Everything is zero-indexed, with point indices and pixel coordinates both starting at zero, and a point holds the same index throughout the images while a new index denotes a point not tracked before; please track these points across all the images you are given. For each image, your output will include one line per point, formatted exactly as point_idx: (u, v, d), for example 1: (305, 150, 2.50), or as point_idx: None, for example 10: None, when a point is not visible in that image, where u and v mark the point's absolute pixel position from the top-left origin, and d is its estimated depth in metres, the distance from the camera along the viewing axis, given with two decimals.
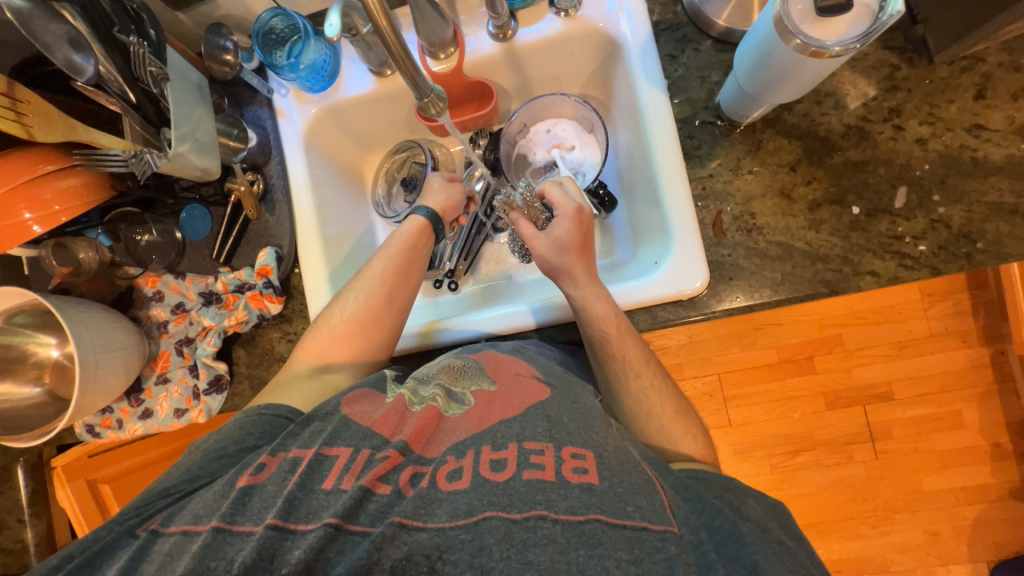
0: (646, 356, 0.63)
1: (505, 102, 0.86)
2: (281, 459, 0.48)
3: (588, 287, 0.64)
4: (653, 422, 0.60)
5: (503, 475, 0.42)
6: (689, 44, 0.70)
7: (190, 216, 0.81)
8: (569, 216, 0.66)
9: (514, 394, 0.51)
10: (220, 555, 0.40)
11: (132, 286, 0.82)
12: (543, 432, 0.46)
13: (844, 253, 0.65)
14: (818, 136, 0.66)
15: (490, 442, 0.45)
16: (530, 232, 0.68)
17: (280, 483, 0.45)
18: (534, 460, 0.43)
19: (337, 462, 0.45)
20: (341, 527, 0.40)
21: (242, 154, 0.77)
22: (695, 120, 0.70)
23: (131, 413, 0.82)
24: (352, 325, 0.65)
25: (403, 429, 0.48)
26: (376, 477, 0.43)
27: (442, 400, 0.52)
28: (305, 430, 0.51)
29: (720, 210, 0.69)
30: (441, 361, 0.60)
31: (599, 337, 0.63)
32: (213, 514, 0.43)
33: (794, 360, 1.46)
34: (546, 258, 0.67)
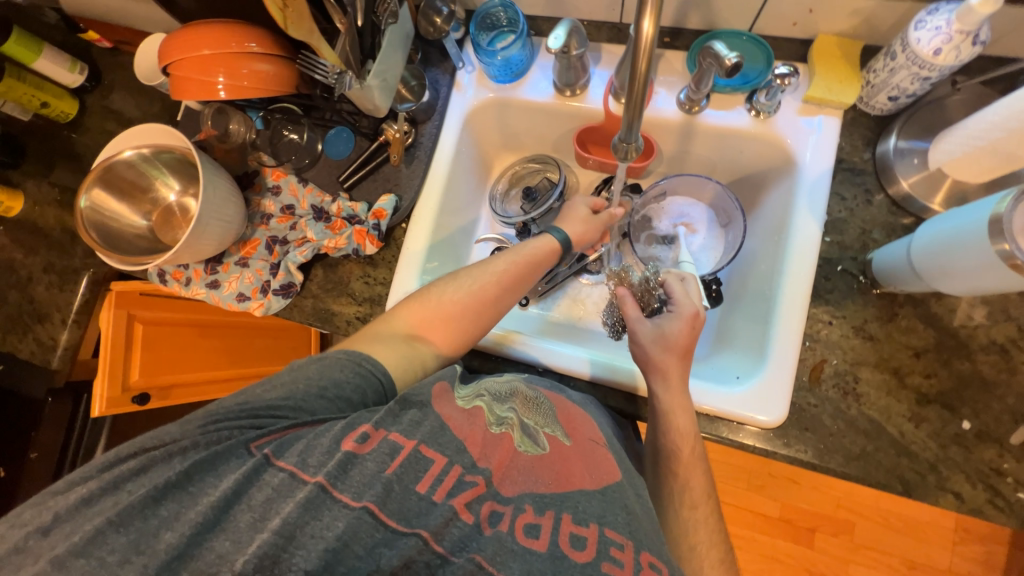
0: (709, 491, 0.60)
1: (654, 164, 0.87)
2: (382, 438, 0.48)
3: (676, 392, 0.64)
4: (692, 561, 0.56)
5: (582, 556, 0.42)
6: (863, 193, 0.70)
7: (337, 136, 0.87)
8: (686, 318, 0.66)
9: (591, 463, 0.52)
10: (317, 516, 0.41)
11: (258, 171, 0.88)
12: (622, 525, 0.45)
13: (935, 460, 0.61)
14: (956, 336, 0.64)
15: (571, 513, 0.45)
16: (636, 314, 0.68)
17: (379, 464, 0.45)
18: (613, 553, 0.42)
19: (431, 467, 0.46)
20: (428, 543, 0.41)
21: (408, 105, 0.82)
22: (838, 265, 0.69)
23: (202, 277, 0.86)
24: (458, 308, 0.64)
25: (490, 457, 0.49)
26: (464, 502, 0.44)
27: (518, 434, 0.52)
28: (399, 412, 0.51)
29: (824, 359, 0.66)
30: (514, 385, 0.61)
31: (669, 448, 0.62)
32: (320, 469, 0.44)
33: (794, 525, 1.40)
34: (643, 347, 0.66)
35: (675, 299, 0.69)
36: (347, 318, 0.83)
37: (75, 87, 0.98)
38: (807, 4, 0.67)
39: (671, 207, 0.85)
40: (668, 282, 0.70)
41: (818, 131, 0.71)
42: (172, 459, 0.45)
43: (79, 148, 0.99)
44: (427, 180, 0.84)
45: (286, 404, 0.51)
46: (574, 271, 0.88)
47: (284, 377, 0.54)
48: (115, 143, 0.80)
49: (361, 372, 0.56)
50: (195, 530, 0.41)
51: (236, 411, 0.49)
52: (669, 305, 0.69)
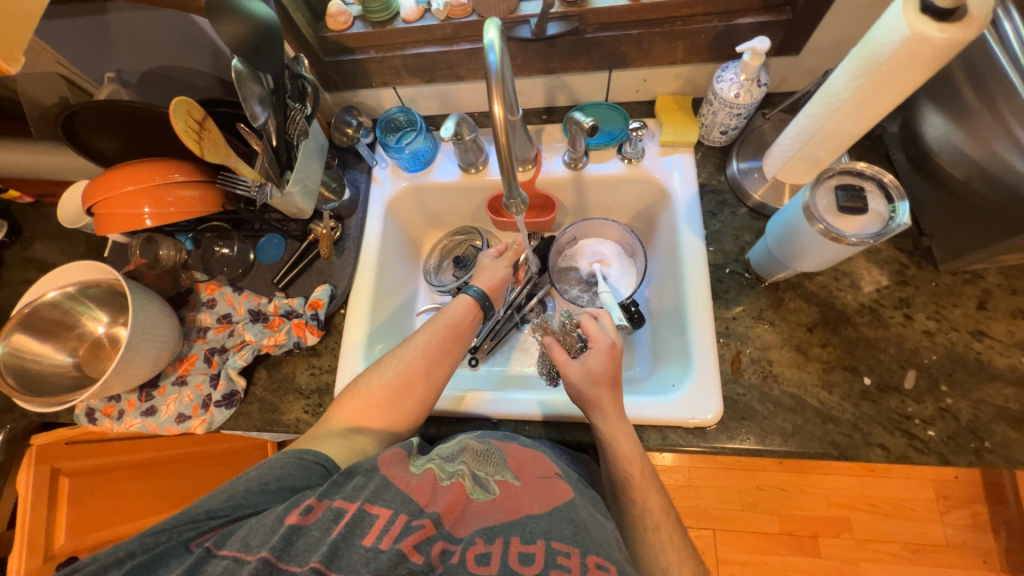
0: (666, 508, 0.66)
1: (561, 215, 0.99)
2: (326, 507, 0.49)
3: (613, 419, 0.68)
4: None
5: (532, 569, 0.45)
6: (728, 207, 0.83)
7: (268, 242, 0.92)
8: (604, 350, 0.71)
9: (539, 492, 0.55)
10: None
11: (192, 289, 0.90)
12: (569, 536, 0.49)
13: (854, 419, 0.68)
14: (834, 307, 0.74)
15: (519, 534, 0.48)
16: (563, 358, 0.72)
17: (324, 530, 0.47)
18: (560, 562, 0.46)
19: (377, 522, 0.47)
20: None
21: (331, 205, 0.90)
22: (726, 268, 0.80)
23: (136, 407, 0.83)
24: (397, 380, 0.68)
25: (438, 501, 0.51)
26: (412, 544, 0.45)
27: (468, 481, 0.55)
28: (344, 481, 0.53)
29: (739, 350, 0.74)
30: (465, 441, 0.63)
31: (621, 476, 0.66)
32: (263, 546, 0.45)
33: (797, 536, 1.38)
34: (577, 387, 0.70)
35: (591, 336, 0.74)
36: (296, 414, 0.81)
37: None
38: (642, 76, 0.85)
39: (584, 249, 0.95)
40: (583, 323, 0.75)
41: (679, 165, 0.86)
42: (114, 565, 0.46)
43: None
44: (360, 266, 0.90)
45: (230, 501, 0.52)
46: (514, 324, 0.94)
47: (231, 480, 0.55)
48: (37, 287, 0.80)
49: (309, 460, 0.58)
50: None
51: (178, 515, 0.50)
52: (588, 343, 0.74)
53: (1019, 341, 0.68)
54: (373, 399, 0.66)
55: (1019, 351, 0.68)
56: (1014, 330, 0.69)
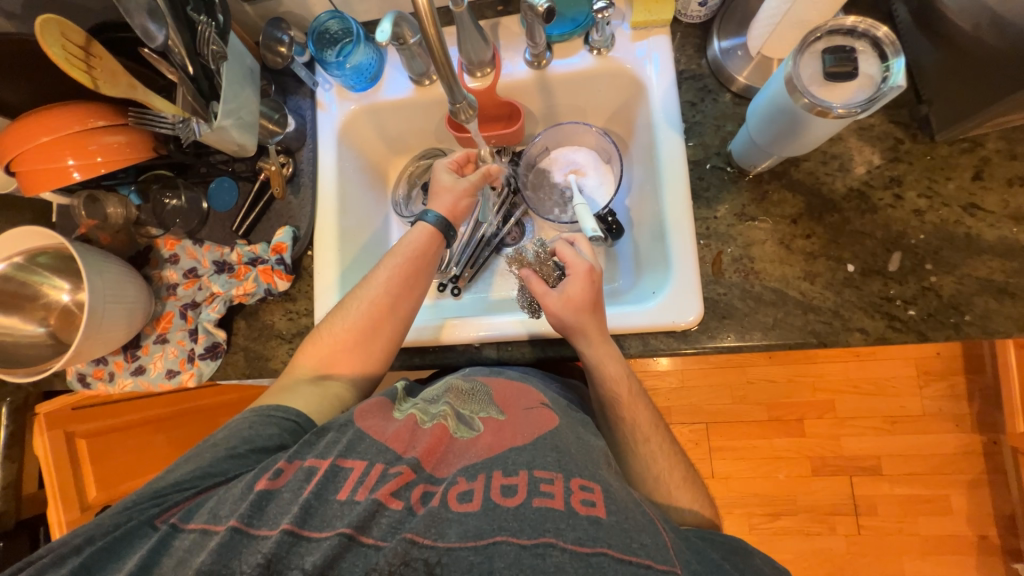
0: (655, 421, 0.68)
1: (531, 125, 0.91)
2: (297, 468, 0.51)
3: (600, 344, 0.67)
4: (661, 487, 0.63)
5: (513, 501, 0.45)
6: (709, 94, 0.76)
7: (219, 187, 0.86)
8: (583, 277, 0.68)
9: (524, 426, 0.55)
10: (235, 556, 0.44)
11: (151, 246, 0.85)
12: (552, 463, 0.50)
13: (835, 307, 0.67)
14: (821, 194, 0.70)
15: (501, 469, 0.49)
16: (542, 290, 0.69)
17: (295, 491, 0.48)
18: (543, 489, 0.46)
19: (351, 474, 0.49)
20: (354, 538, 0.43)
21: (277, 138, 0.82)
22: (707, 164, 0.74)
23: (125, 367, 0.83)
24: (362, 317, 0.68)
25: (416, 447, 0.53)
26: (389, 492, 0.47)
27: (451, 421, 0.56)
28: (317, 440, 0.55)
29: (720, 251, 0.71)
30: (450, 382, 0.65)
31: (610, 396, 0.67)
32: (231, 515, 0.47)
33: (783, 420, 1.47)
34: (559, 317, 0.67)
35: (567, 262, 0.70)
36: (281, 359, 0.82)
37: None
38: None
39: (557, 158, 0.89)
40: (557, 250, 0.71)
41: (654, 52, 0.76)
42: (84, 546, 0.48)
43: None
44: (320, 203, 0.84)
45: (196, 474, 0.53)
46: (493, 249, 0.92)
47: (198, 452, 0.57)
48: None
49: (273, 421, 0.59)
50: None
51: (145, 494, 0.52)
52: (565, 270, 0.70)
53: (1013, 210, 0.64)
54: (340, 342, 0.68)
55: (1012, 221, 0.64)
56: (1008, 199, 0.65)
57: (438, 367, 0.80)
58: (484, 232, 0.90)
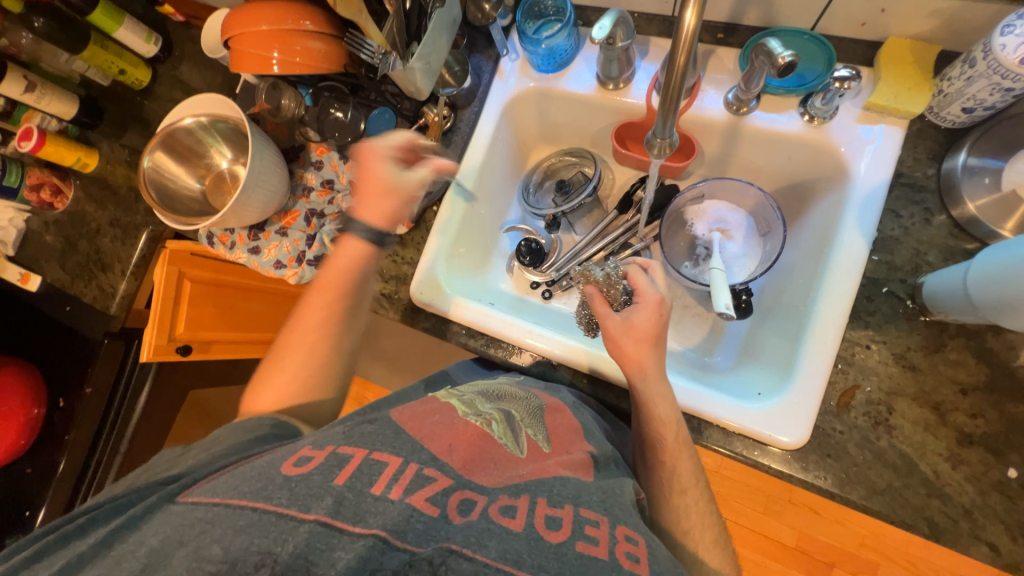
0: (697, 477, 0.60)
1: (694, 165, 0.84)
2: (327, 454, 0.47)
3: (654, 380, 0.63)
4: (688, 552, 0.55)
5: (557, 536, 0.42)
6: (922, 211, 0.65)
7: (380, 116, 0.88)
8: (652, 308, 0.65)
9: (566, 462, 0.52)
10: (264, 534, 0.40)
11: (304, 146, 0.92)
12: (597, 503, 0.46)
13: (971, 506, 0.57)
14: (1009, 376, 0.59)
15: (546, 496, 0.46)
16: (604, 311, 0.66)
17: (325, 475, 0.45)
18: (588, 533, 0.43)
19: (386, 469, 0.45)
20: (388, 540, 0.39)
21: (450, 90, 0.82)
22: (883, 286, 0.64)
23: (244, 242, 0.91)
24: (317, 333, 0.68)
25: (453, 454, 0.49)
26: (426, 498, 0.43)
27: (500, 429, 0.55)
28: (353, 430, 0.51)
29: (857, 385, 0.62)
30: (502, 386, 0.65)
31: (653, 439, 0.61)
32: (258, 489, 0.44)
33: (811, 558, 1.33)
34: (617, 344, 0.64)
35: (638, 290, 0.67)
36: (372, 293, 0.85)
37: (149, 57, 1.05)
38: (882, 3, 0.62)
39: (706, 211, 0.82)
40: (631, 275, 0.67)
41: (878, 143, 0.66)
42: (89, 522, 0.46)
43: (148, 114, 1.07)
44: (462, 165, 0.85)
45: (200, 462, 0.52)
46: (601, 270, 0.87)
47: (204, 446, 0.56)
48: (177, 111, 0.85)
49: (251, 429, 0.58)
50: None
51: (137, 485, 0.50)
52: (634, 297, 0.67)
53: None
54: (286, 369, 0.67)
55: None
56: None
57: (503, 364, 0.79)
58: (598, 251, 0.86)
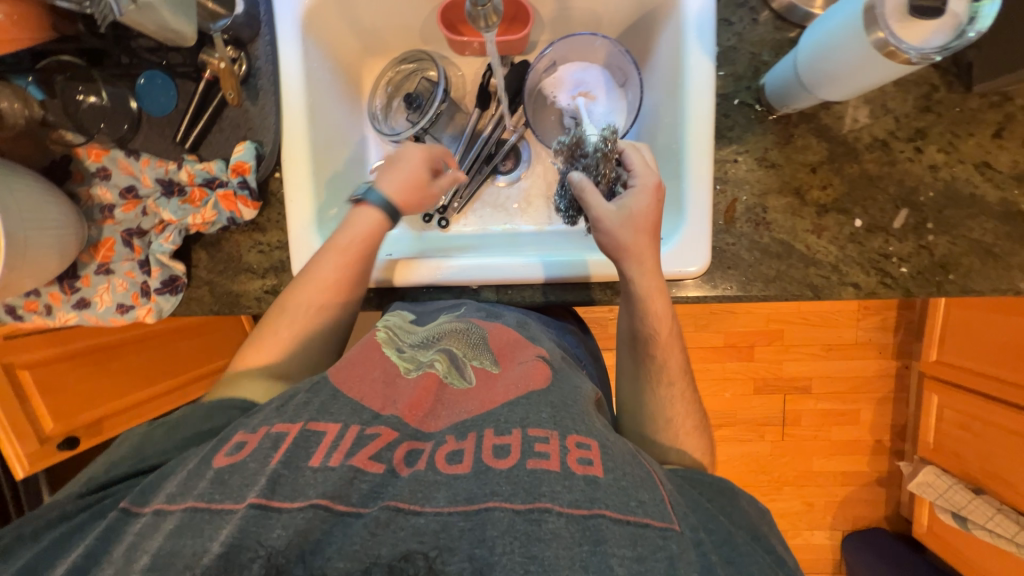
0: (684, 368, 0.64)
1: (536, 32, 0.78)
2: (264, 433, 0.46)
3: (650, 274, 0.61)
4: (670, 432, 0.60)
5: (506, 462, 0.43)
6: (748, 12, 0.67)
7: (148, 83, 0.68)
8: (649, 191, 0.62)
9: (516, 378, 0.52)
10: (197, 533, 0.39)
11: (69, 156, 0.68)
12: (547, 419, 0.47)
13: (836, 261, 0.68)
14: (844, 142, 0.67)
15: (493, 427, 0.46)
16: (599, 202, 0.62)
17: (262, 460, 0.44)
18: (538, 449, 0.44)
19: (325, 438, 0.45)
20: (330, 508, 0.40)
21: (223, 23, 0.65)
22: (734, 98, 0.68)
23: (64, 300, 0.71)
24: (321, 304, 0.64)
25: (395, 403, 0.49)
26: (369, 456, 0.44)
27: (444, 367, 0.54)
28: (287, 403, 0.49)
29: (735, 198, 0.68)
30: (441, 325, 0.62)
31: (647, 331, 0.62)
32: (191, 493, 0.42)
33: (737, 347, 1.60)
34: (612, 234, 0.61)
35: (635, 171, 0.63)
36: (254, 294, 0.74)
37: None
38: None
39: (564, 78, 0.78)
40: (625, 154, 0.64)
41: None
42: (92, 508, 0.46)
43: None
44: (284, 114, 0.70)
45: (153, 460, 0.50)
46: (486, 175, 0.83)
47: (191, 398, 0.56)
48: None
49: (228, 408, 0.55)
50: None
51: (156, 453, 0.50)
52: (629, 180, 0.64)
53: (1021, 172, 0.65)
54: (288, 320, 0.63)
55: (1016, 182, 0.65)
56: (1019, 160, 0.65)
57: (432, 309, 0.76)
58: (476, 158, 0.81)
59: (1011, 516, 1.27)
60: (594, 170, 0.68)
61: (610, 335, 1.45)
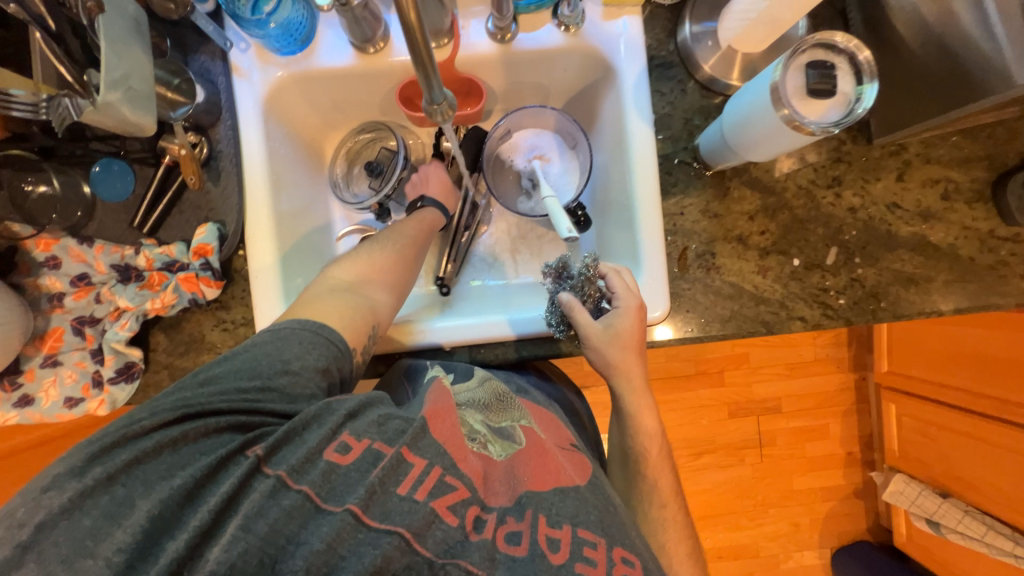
0: (675, 488, 0.65)
1: (489, 103, 0.84)
2: (366, 446, 0.48)
3: (640, 391, 0.65)
4: (664, 557, 0.61)
5: (558, 557, 0.45)
6: (677, 83, 0.75)
7: (105, 171, 0.68)
8: (633, 312, 0.64)
9: (568, 462, 0.56)
10: (301, 526, 0.43)
11: (15, 248, 0.66)
12: (596, 523, 0.49)
13: (782, 298, 0.73)
14: (774, 191, 0.74)
15: (547, 514, 0.48)
16: (587, 322, 0.63)
17: (362, 472, 0.46)
18: (586, 554, 0.46)
19: (412, 471, 0.46)
20: (411, 543, 0.43)
21: (183, 110, 0.66)
22: (674, 158, 0.75)
23: (3, 399, 0.66)
24: (383, 266, 0.69)
25: (470, 461, 0.49)
26: (447, 505, 0.45)
27: (495, 445, 0.54)
28: (386, 421, 0.50)
29: (685, 247, 0.74)
30: (490, 387, 0.64)
31: (639, 449, 0.65)
32: (303, 479, 0.45)
33: (708, 373, 1.65)
34: (601, 352, 0.64)
35: (617, 293, 0.64)
36: None
37: None
38: None
39: (519, 144, 0.83)
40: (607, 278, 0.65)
41: (624, 34, 0.72)
42: (207, 437, 0.49)
43: None
44: (247, 193, 0.71)
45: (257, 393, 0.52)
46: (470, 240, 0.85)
47: (281, 328, 0.58)
48: None
49: (310, 352, 0.56)
50: (195, 537, 0.42)
51: (260, 386, 0.53)
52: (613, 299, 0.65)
53: (924, 209, 0.73)
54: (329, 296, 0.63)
55: (922, 218, 0.73)
56: (921, 198, 0.74)
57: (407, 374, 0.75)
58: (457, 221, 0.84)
59: (977, 516, 1.31)
60: (580, 290, 0.67)
61: (586, 372, 1.47)
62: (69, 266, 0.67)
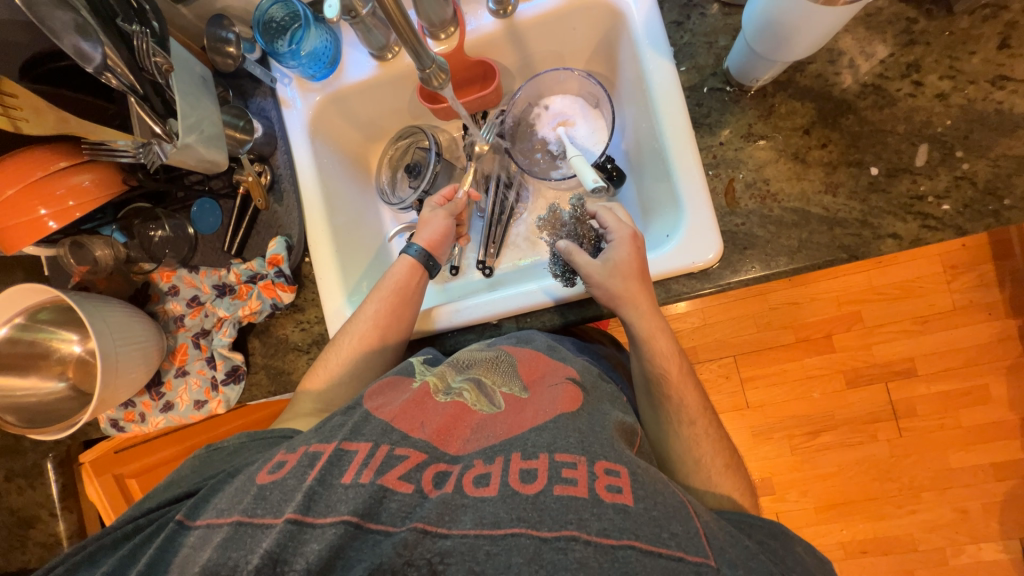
0: (704, 405, 0.65)
1: (507, 82, 0.86)
2: (302, 453, 0.50)
3: (649, 315, 0.65)
4: (702, 472, 0.60)
5: (534, 487, 0.43)
6: (695, 9, 0.70)
7: (202, 210, 0.82)
8: (627, 241, 0.66)
9: (546, 402, 0.55)
10: (241, 545, 0.42)
11: (148, 282, 0.81)
12: (575, 444, 0.48)
13: (863, 216, 0.63)
14: (833, 98, 0.65)
15: (520, 451, 0.47)
16: (582, 260, 0.66)
17: (299, 477, 0.46)
18: (565, 474, 0.45)
19: (356, 457, 0.47)
20: (361, 525, 0.41)
21: (248, 146, 0.78)
22: (703, 87, 0.69)
23: (154, 406, 0.81)
24: (353, 356, 0.71)
25: (427, 428, 0.51)
26: (398, 476, 0.45)
27: (472, 395, 0.56)
28: (324, 428, 0.54)
29: (732, 178, 0.67)
30: (474, 352, 0.65)
31: (658, 372, 0.65)
32: (235, 508, 0.45)
33: (812, 339, 1.41)
34: (603, 286, 0.64)
35: (610, 228, 0.69)
36: (302, 370, 0.81)
37: None
38: None
39: (543, 113, 0.84)
40: (598, 216, 0.70)
41: None
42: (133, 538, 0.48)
43: None
44: (306, 208, 0.81)
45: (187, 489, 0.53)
46: (505, 222, 0.87)
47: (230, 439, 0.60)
48: None
49: (258, 441, 0.60)
50: None
51: (199, 478, 0.54)
52: (607, 236, 0.69)
53: None
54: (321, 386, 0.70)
55: None
56: None
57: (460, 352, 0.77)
58: (495, 204, 0.85)
59: None
60: (574, 233, 0.75)
61: None
62: (185, 292, 0.81)
